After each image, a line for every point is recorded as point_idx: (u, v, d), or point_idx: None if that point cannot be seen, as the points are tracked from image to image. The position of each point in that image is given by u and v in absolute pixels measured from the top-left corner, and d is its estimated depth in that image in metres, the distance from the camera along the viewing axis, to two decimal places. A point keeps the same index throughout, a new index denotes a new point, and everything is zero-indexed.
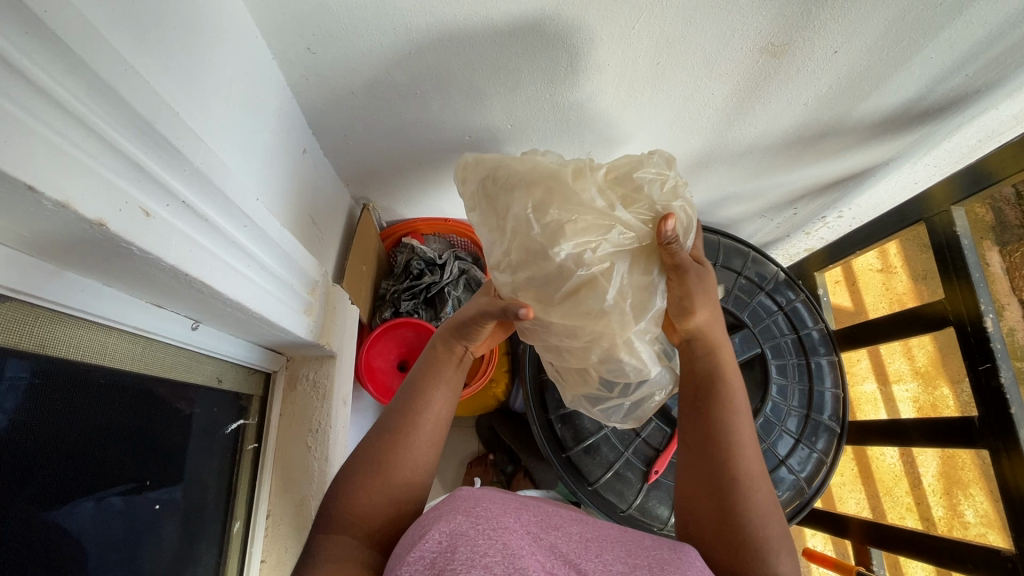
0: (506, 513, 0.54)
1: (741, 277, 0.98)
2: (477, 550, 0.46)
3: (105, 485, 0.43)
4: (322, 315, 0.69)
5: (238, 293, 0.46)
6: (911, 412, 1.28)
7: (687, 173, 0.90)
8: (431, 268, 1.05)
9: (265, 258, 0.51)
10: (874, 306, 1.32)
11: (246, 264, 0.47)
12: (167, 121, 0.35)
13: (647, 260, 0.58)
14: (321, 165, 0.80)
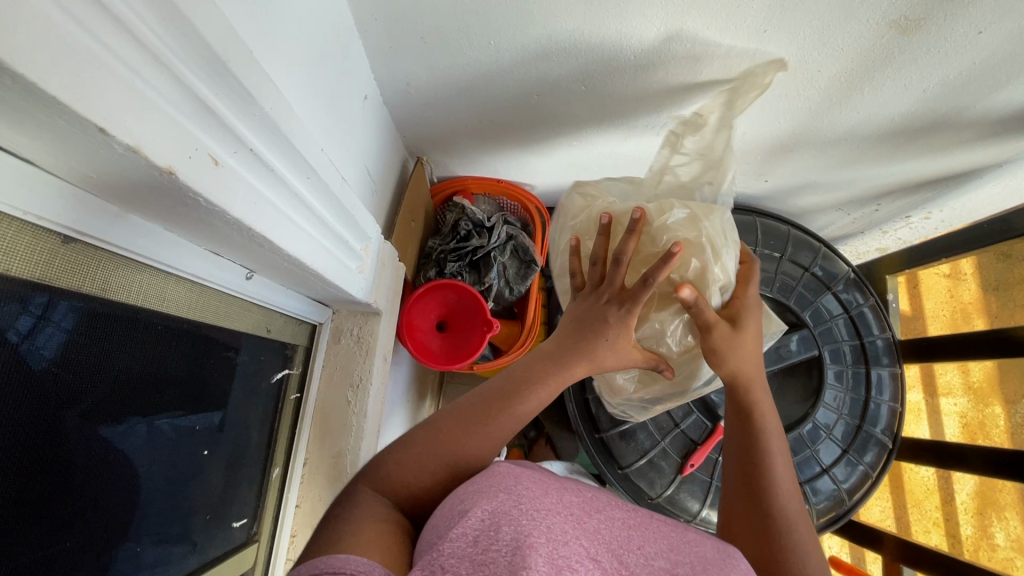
0: (549, 494, 0.53)
1: (808, 273, 0.92)
2: (522, 530, 0.45)
3: (155, 410, 0.43)
4: (372, 272, 0.67)
5: (297, 249, 0.44)
6: (956, 428, 1.18)
7: (767, 156, 0.83)
8: (481, 230, 1.01)
9: (324, 213, 0.48)
10: (934, 312, 1.21)
11: (305, 218, 0.45)
12: (241, 60, 0.32)
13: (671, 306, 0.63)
14: (380, 115, 0.77)
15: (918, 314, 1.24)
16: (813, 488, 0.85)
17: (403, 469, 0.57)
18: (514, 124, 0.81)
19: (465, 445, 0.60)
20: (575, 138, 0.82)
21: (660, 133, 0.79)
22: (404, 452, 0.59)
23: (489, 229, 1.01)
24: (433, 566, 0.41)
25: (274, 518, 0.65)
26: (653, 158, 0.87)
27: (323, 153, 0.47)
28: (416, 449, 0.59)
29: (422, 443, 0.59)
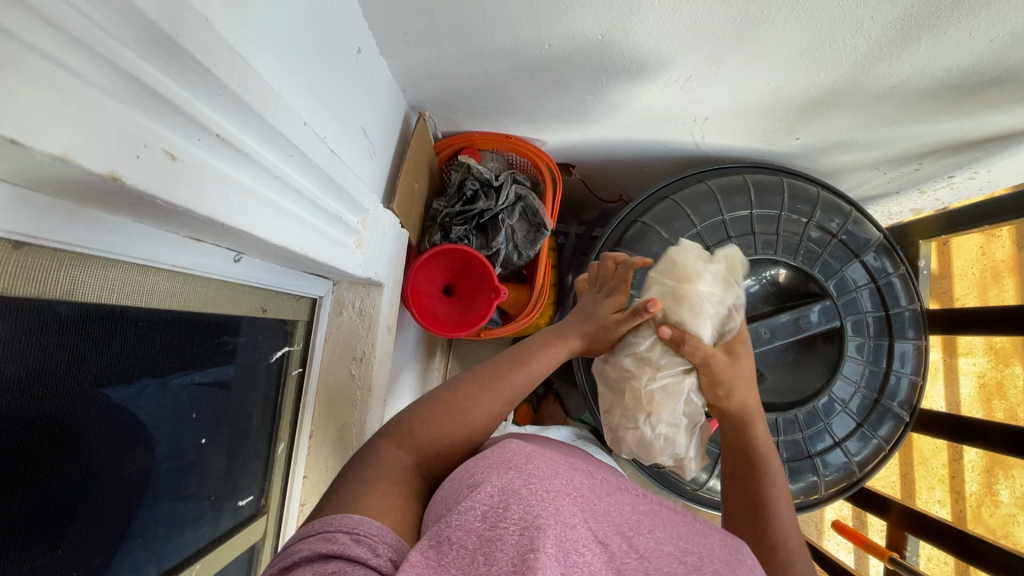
0: (559, 474, 0.52)
1: (836, 240, 0.86)
2: (531, 510, 0.43)
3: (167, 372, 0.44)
4: (372, 243, 0.64)
5: (282, 236, 0.41)
6: (971, 389, 1.16)
7: (800, 113, 0.76)
8: (490, 191, 0.96)
9: (311, 189, 0.45)
10: (964, 270, 1.14)
11: (290, 200, 0.42)
12: (196, 33, 0.27)
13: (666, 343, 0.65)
14: (376, 68, 0.70)
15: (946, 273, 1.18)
16: (821, 462, 0.84)
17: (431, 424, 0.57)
18: (524, 77, 0.74)
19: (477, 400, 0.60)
20: (590, 91, 0.75)
21: (682, 86, 0.71)
22: (424, 411, 0.58)
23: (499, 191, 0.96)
24: (441, 539, 0.40)
25: (281, 491, 0.66)
26: (675, 113, 0.79)
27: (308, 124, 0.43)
28: (437, 407, 0.59)
29: (443, 402, 0.59)
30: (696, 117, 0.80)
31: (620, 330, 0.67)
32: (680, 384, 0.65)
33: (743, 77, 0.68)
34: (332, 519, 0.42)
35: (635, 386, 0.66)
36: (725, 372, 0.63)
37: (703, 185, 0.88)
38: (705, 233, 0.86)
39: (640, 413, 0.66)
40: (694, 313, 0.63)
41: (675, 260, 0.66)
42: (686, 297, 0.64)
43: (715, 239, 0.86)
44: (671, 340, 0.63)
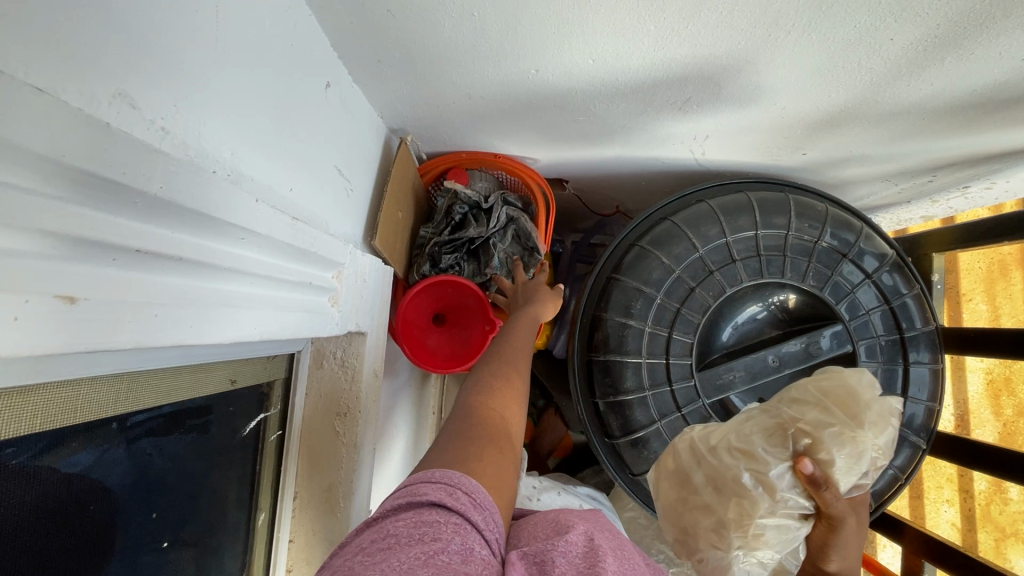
0: (645, 561, 0.46)
1: (847, 260, 0.81)
2: (631, 568, 0.39)
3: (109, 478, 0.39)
4: (350, 296, 0.59)
5: (237, 330, 0.36)
6: (980, 385, 1.12)
7: (808, 130, 0.71)
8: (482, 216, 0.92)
9: (271, 265, 0.40)
10: (970, 264, 1.10)
11: (244, 286, 0.37)
12: (91, 145, 0.22)
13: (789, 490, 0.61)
14: (351, 98, 0.65)
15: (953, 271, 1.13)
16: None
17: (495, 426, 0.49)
18: (510, 103, 0.68)
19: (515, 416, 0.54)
20: (583, 113, 0.70)
21: (682, 108, 0.66)
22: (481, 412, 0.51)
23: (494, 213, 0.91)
24: (542, 560, 0.37)
25: (264, 562, 0.62)
26: (674, 134, 0.74)
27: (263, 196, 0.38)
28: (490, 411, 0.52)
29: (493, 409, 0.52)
30: (696, 136, 0.75)
31: (753, 471, 0.63)
32: (791, 529, 0.62)
33: (747, 100, 0.63)
34: (453, 473, 0.41)
35: (743, 506, 0.63)
36: (840, 544, 0.62)
37: (704, 205, 0.81)
38: (709, 255, 0.80)
39: (734, 537, 0.64)
40: (845, 459, 0.60)
41: (852, 396, 0.63)
42: (857, 440, 0.61)
43: (719, 262, 0.79)
44: (809, 479, 0.59)
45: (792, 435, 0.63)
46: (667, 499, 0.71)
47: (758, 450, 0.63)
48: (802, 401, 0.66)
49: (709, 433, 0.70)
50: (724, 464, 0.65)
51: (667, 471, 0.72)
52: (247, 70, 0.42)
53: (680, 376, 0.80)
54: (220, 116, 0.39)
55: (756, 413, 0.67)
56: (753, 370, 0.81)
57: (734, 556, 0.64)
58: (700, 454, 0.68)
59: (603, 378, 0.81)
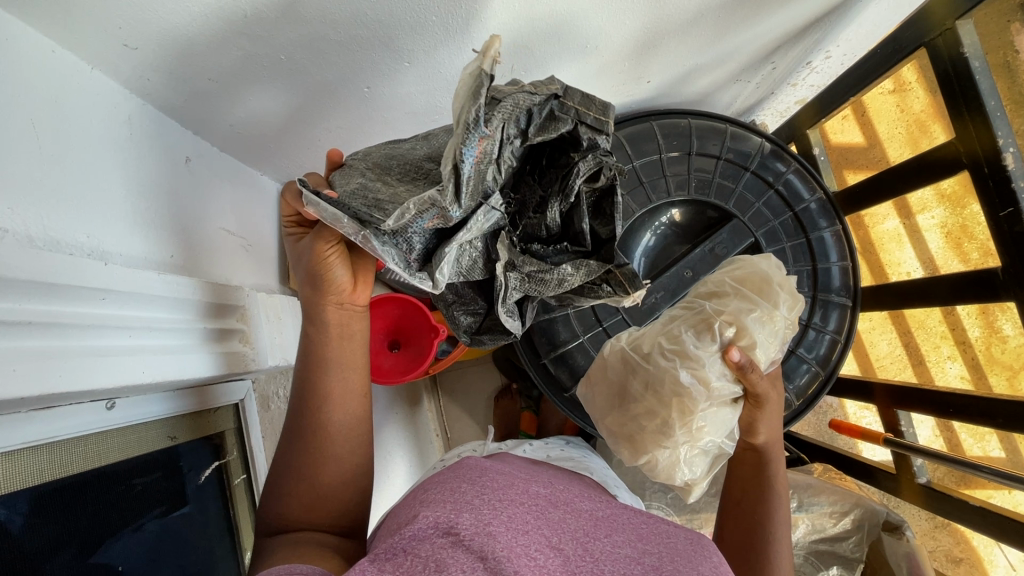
0: (517, 484, 0.50)
1: (722, 160, 0.87)
2: (483, 518, 0.41)
3: (66, 542, 0.45)
4: (264, 332, 0.64)
5: (122, 375, 0.42)
6: (940, 241, 1.11)
7: (637, 60, 0.77)
8: (540, 284, 0.54)
9: (150, 316, 0.46)
10: (889, 134, 1.13)
11: (123, 337, 0.43)
12: None
13: (722, 379, 0.59)
14: (225, 166, 0.71)
15: (874, 143, 1.16)
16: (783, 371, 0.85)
17: (313, 464, 0.55)
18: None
19: (336, 403, 0.56)
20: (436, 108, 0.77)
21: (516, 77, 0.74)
22: (302, 461, 0.55)
23: (518, 280, 0.54)
24: (398, 550, 0.39)
25: None
26: None
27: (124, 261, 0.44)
28: (308, 440, 0.55)
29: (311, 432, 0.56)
30: None
31: (691, 370, 0.59)
32: (725, 413, 0.60)
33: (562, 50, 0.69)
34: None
35: (683, 404, 0.59)
36: (766, 417, 0.62)
37: None
38: None
39: (678, 434, 0.59)
40: (764, 337, 0.60)
41: (764, 279, 0.63)
42: (772, 317, 0.61)
43: None
44: (739, 366, 0.57)
45: (718, 325, 0.60)
46: (606, 419, 0.67)
47: (691, 347, 0.60)
48: (720, 293, 0.64)
49: (640, 338, 0.66)
50: (660, 364, 0.61)
51: (603, 386, 0.68)
52: (97, 171, 0.49)
53: (608, 314, 0.84)
54: (67, 210, 0.45)
55: (679, 310, 0.65)
56: (672, 287, 0.87)
57: (674, 454, 0.60)
58: (633, 358, 0.65)
59: (541, 339, 0.85)
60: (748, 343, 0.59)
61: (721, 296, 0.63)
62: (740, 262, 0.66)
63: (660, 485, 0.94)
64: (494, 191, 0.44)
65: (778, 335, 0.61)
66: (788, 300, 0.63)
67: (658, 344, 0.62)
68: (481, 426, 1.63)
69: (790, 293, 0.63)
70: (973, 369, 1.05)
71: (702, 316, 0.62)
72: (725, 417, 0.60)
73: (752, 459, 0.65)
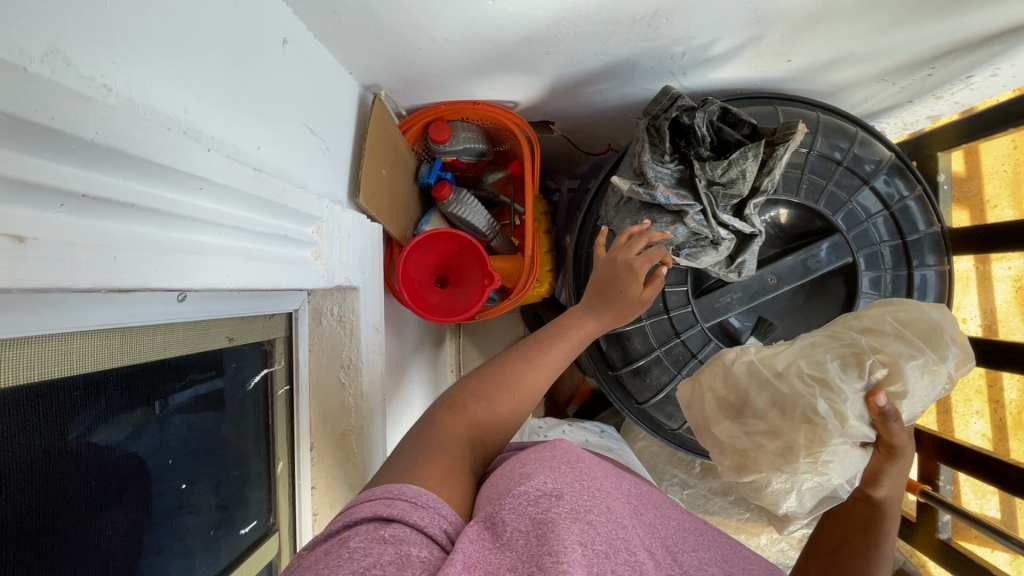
0: (607, 478, 0.53)
1: (842, 167, 0.79)
2: (583, 503, 0.45)
3: (119, 428, 0.43)
4: (334, 248, 0.61)
5: (211, 278, 0.39)
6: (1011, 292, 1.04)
7: (789, 33, 0.68)
8: (729, 185, 0.71)
9: (241, 218, 0.42)
10: (994, 167, 1.06)
11: (213, 235, 0.40)
12: (31, 91, 0.24)
13: (862, 426, 0.55)
14: (314, 56, 0.65)
15: (975, 175, 1.06)
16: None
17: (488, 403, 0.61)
18: (470, 37, 0.67)
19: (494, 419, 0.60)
20: (555, 35, 0.68)
21: (652, 22, 0.66)
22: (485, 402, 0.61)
23: (721, 192, 0.72)
24: (502, 513, 0.43)
25: (291, 508, 0.66)
26: (653, 49, 0.72)
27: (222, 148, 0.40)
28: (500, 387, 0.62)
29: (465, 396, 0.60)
30: (676, 52, 0.73)
31: (828, 398, 0.55)
32: (852, 454, 0.56)
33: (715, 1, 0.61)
34: (389, 486, 0.46)
35: (815, 433, 0.56)
36: (894, 471, 0.57)
37: None
38: None
39: (801, 462, 0.57)
40: (921, 385, 0.55)
41: (935, 328, 0.57)
42: (933, 369, 0.56)
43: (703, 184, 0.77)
44: (883, 412, 0.53)
45: (868, 363, 0.56)
46: (714, 429, 0.64)
47: (833, 376, 0.56)
48: (876, 331, 0.59)
49: (774, 356, 0.62)
50: (793, 388, 0.58)
51: (711, 396, 0.65)
52: (194, 36, 0.43)
53: (678, 303, 0.79)
54: (170, 73, 0.40)
55: (823, 338, 0.61)
56: (751, 291, 0.81)
57: (782, 475, 0.59)
58: (757, 374, 0.62)
59: None
60: (898, 387, 0.55)
61: (875, 329, 0.59)
62: (900, 303, 0.61)
63: (678, 481, 0.93)
64: (662, 160, 0.73)
65: (933, 382, 0.56)
66: (956, 358, 0.56)
67: (799, 366, 0.59)
68: None
69: (958, 350, 0.56)
70: (997, 431, 1.08)
71: (851, 348, 0.58)
72: (854, 455, 0.56)
73: (864, 509, 0.59)
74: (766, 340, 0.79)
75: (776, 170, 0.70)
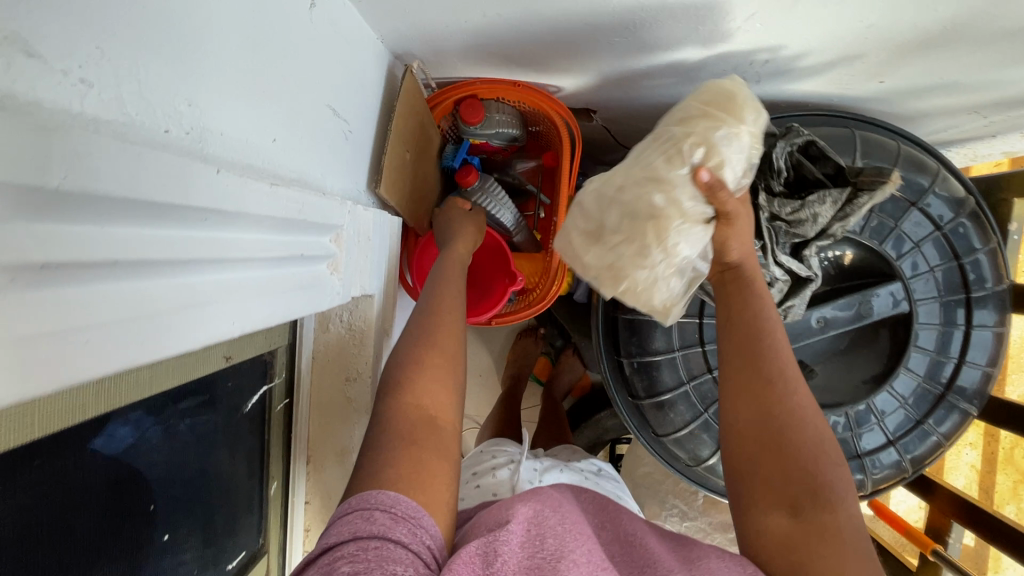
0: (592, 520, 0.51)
1: (914, 208, 0.71)
2: (569, 546, 0.43)
3: (86, 479, 0.37)
4: (354, 256, 0.53)
5: (216, 328, 0.32)
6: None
7: (893, 54, 0.59)
8: (797, 225, 0.64)
9: (252, 245, 0.35)
10: None
11: (219, 275, 0.32)
12: None
13: (703, 209, 0.53)
14: (340, 20, 0.54)
15: None
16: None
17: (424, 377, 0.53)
18: (527, 15, 0.57)
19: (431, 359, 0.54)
20: (628, 23, 0.58)
21: (741, 27, 0.56)
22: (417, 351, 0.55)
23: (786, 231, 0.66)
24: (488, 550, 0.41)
25: (283, 527, 0.61)
26: (731, 55, 0.63)
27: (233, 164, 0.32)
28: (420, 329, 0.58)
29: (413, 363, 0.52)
30: (756, 59, 0.64)
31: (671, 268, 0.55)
32: (698, 232, 0.54)
33: (823, 11, 0.52)
34: (366, 493, 0.43)
35: (661, 227, 0.53)
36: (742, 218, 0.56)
37: None
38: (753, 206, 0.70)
39: (656, 254, 0.54)
40: (735, 158, 0.51)
41: (732, 92, 0.51)
42: (737, 136, 0.51)
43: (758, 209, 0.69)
44: (709, 185, 0.51)
45: (683, 149, 0.51)
46: (586, 258, 0.58)
47: (638, 189, 0.54)
48: (689, 121, 0.52)
49: (611, 176, 0.57)
50: (637, 188, 0.54)
51: (578, 231, 0.59)
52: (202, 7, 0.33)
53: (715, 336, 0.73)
54: (172, 57, 0.31)
55: (651, 144, 0.55)
56: (793, 333, 0.75)
57: (664, 277, 0.55)
58: (605, 200, 0.56)
59: (630, 338, 0.76)
60: (685, 231, 0.53)
61: (662, 138, 0.54)
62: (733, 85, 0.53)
63: None
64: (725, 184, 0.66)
65: (740, 142, 0.51)
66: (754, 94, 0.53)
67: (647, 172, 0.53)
68: (493, 358, 1.57)
69: (750, 116, 0.52)
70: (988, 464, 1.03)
71: (642, 164, 0.54)
72: (695, 230, 0.53)
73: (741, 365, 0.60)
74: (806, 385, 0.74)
75: (852, 217, 0.63)
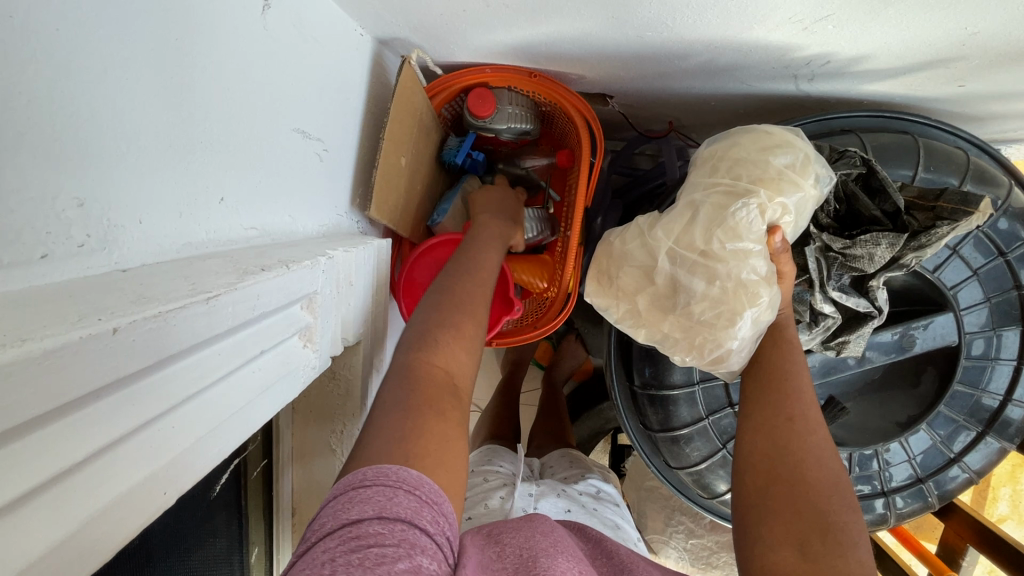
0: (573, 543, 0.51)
1: (979, 230, 0.62)
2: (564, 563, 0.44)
3: None
4: (333, 312, 0.45)
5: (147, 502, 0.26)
6: None
7: (986, 56, 0.48)
8: (850, 262, 0.57)
9: (197, 376, 0.27)
10: None
11: (150, 438, 0.25)
12: None
13: (773, 264, 0.53)
14: (306, 17, 0.43)
15: None
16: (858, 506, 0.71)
17: (445, 352, 0.47)
18: (539, 6, 0.47)
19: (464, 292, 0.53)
20: (665, 17, 0.47)
21: (807, 26, 0.45)
22: (438, 335, 0.48)
23: (840, 267, 0.58)
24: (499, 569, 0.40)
25: None
26: (786, 53, 0.52)
27: (152, 295, 0.23)
28: (444, 294, 0.52)
29: (425, 372, 0.46)
30: (814, 60, 0.53)
31: (746, 302, 0.53)
32: (772, 294, 0.53)
33: (917, 11, 0.41)
34: (386, 467, 0.37)
35: (748, 292, 0.53)
36: (791, 276, 0.55)
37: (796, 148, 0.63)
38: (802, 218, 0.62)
39: (740, 323, 0.53)
40: (797, 224, 0.54)
41: (802, 154, 0.53)
42: (802, 202, 0.53)
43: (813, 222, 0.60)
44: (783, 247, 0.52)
45: (760, 206, 0.52)
46: (661, 326, 0.58)
47: (718, 250, 0.53)
48: (765, 179, 0.53)
49: (673, 230, 0.55)
50: (719, 255, 0.53)
51: (645, 294, 0.58)
52: (91, 59, 0.24)
53: None
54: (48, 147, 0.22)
55: (718, 197, 0.53)
56: (825, 366, 0.69)
57: (743, 339, 0.54)
58: (682, 261, 0.55)
59: (645, 366, 0.70)
60: (764, 270, 0.53)
61: (724, 182, 0.54)
62: (791, 135, 0.55)
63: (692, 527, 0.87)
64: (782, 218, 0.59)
65: (806, 209, 0.54)
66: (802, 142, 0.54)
67: (721, 222, 0.53)
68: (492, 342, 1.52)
69: (811, 176, 0.53)
70: None
71: (716, 207, 0.53)
72: (774, 291, 0.54)
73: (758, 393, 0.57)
74: (834, 424, 0.70)
75: (928, 248, 0.55)
